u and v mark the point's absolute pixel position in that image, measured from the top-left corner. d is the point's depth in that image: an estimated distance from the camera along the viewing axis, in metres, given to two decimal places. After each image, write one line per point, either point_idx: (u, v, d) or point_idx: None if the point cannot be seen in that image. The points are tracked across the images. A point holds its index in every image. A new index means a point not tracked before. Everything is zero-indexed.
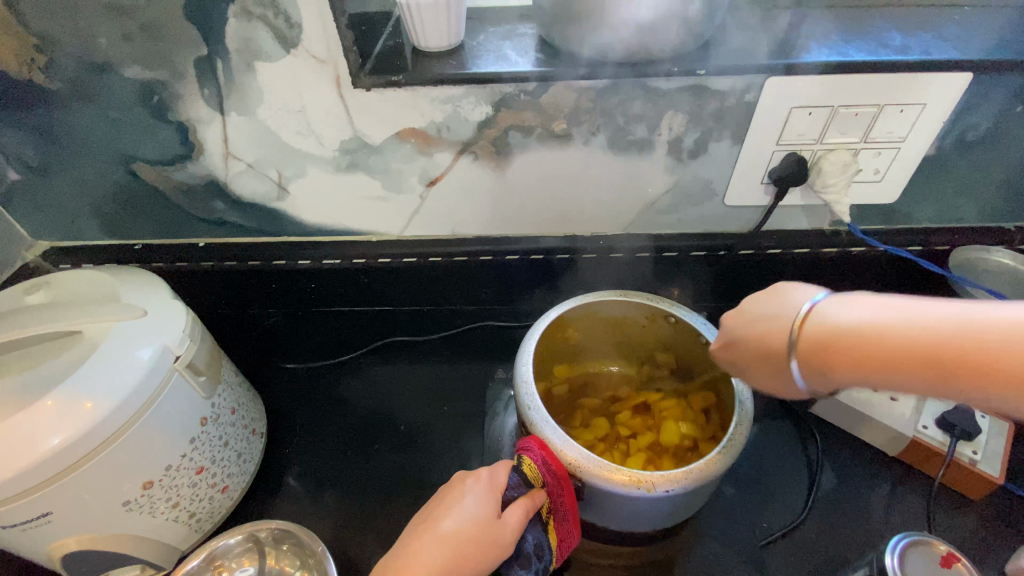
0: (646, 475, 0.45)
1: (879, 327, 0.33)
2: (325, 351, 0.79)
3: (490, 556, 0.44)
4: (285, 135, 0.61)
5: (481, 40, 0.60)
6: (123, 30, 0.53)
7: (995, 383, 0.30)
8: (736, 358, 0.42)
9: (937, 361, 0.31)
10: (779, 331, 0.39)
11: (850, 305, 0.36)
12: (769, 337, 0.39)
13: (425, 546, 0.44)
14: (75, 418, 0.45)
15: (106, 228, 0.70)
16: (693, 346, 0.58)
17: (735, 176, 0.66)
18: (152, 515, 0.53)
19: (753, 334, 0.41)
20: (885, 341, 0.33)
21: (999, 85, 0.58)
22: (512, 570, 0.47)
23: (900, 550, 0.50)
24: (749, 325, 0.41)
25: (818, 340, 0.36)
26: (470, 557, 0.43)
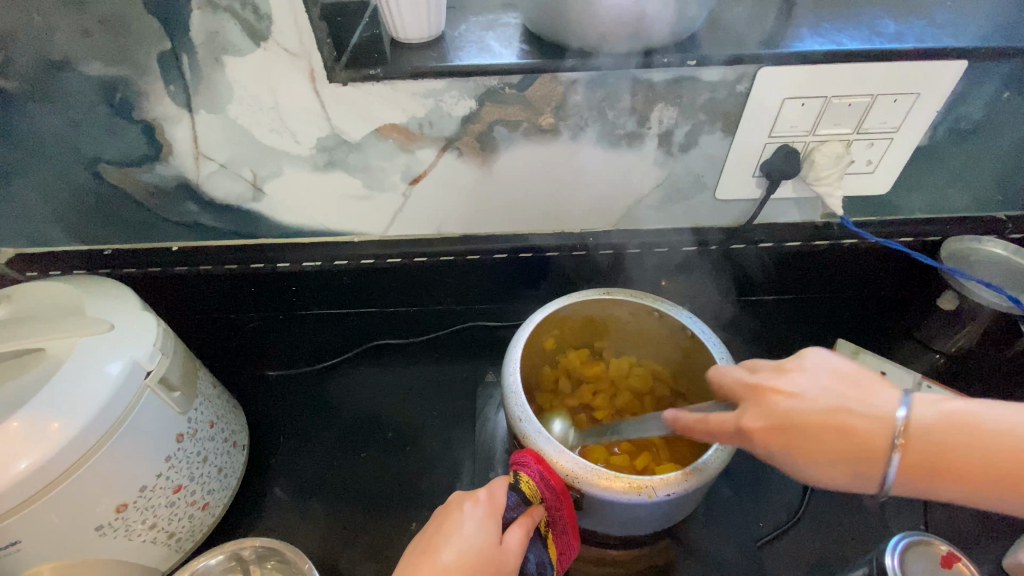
0: (646, 481, 0.44)
1: (953, 444, 0.35)
2: (306, 356, 0.77)
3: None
4: (259, 133, 0.58)
5: (462, 31, 0.57)
6: (79, 23, 0.50)
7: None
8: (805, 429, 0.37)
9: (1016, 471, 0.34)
10: (870, 433, 0.37)
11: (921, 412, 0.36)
12: (853, 426, 0.37)
13: None
14: (39, 441, 0.42)
15: (72, 233, 0.67)
16: (681, 343, 0.57)
17: (727, 170, 0.64)
18: (128, 537, 0.51)
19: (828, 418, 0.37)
20: (982, 454, 0.35)
21: (992, 73, 0.57)
22: None
23: (900, 550, 0.49)
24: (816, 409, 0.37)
25: (929, 439, 0.36)
26: None
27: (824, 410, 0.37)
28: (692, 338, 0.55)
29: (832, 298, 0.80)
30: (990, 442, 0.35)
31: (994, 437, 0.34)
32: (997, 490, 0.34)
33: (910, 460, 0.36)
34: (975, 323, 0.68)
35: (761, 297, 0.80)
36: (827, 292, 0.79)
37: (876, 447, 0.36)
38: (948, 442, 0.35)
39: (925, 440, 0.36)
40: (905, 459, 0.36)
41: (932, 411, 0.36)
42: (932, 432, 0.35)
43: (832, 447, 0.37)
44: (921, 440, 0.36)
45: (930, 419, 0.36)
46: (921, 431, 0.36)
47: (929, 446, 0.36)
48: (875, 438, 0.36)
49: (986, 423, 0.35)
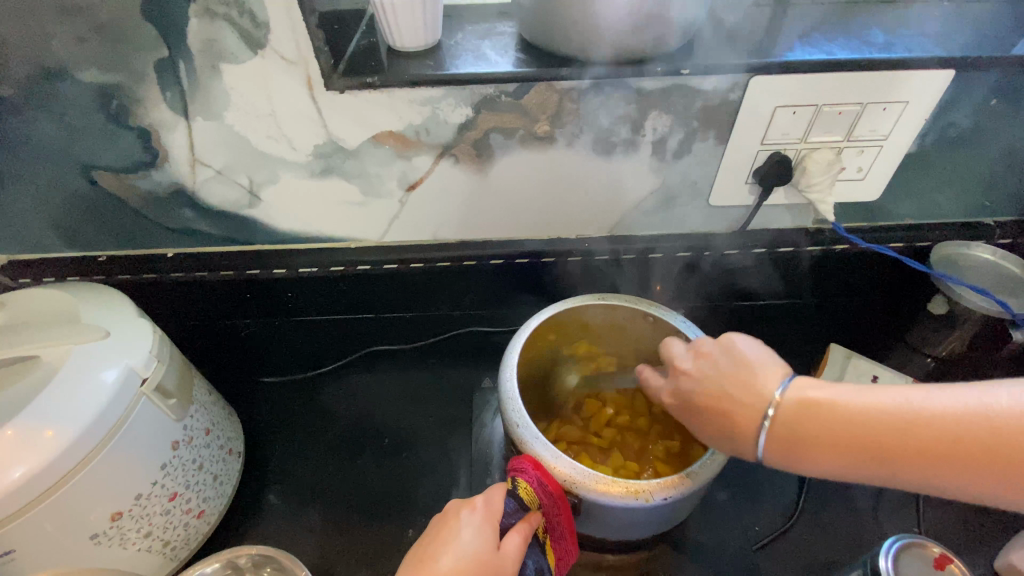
0: (643, 485, 0.44)
1: (857, 417, 0.37)
2: (302, 363, 0.77)
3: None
4: (256, 140, 0.59)
5: (459, 39, 0.58)
6: (76, 30, 0.50)
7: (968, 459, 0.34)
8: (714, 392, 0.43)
9: (907, 442, 0.35)
10: (746, 410, 0.41)
11: (825, 391, 0.39)
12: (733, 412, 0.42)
13: None
14: (34, 450, 0.42)
15: (66, 240, 0.66)
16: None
17: (720, 177, 0.65)
18: (123, 546, 0.50)
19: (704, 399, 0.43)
20: (844, 428, 0.37)
21: (979, 81, 0.58)
22: None
23: (894, 553, 0.49)
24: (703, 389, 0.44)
25: (796, 418, 0.39)
26: None
27: (737, 392, 0.42)
28: None
29: (824, 303, 0.81)
30: (852, 418, 0.37)
31: (851, 414, 0.37)
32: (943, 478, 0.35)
33: (782, 434, 0.39)
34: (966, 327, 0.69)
35: (755, 302, 0.81)
36: (820, 298, 0.80)
37: (748, 428, 0.41)
38: (813, 423, 0.38)
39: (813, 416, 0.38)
40: (771, 435, 0.40)
41: (820, 400, 0.39)
42: (794, 414, 0.39)
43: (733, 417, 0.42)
44: (785, 413, 0.39)
45: (794, 405, 0.39)
46: (789, 413, 0.39)
47: (804, 422, 0.39)
48: (749, 412, 0.41)
49: (862, 403, 0.37)
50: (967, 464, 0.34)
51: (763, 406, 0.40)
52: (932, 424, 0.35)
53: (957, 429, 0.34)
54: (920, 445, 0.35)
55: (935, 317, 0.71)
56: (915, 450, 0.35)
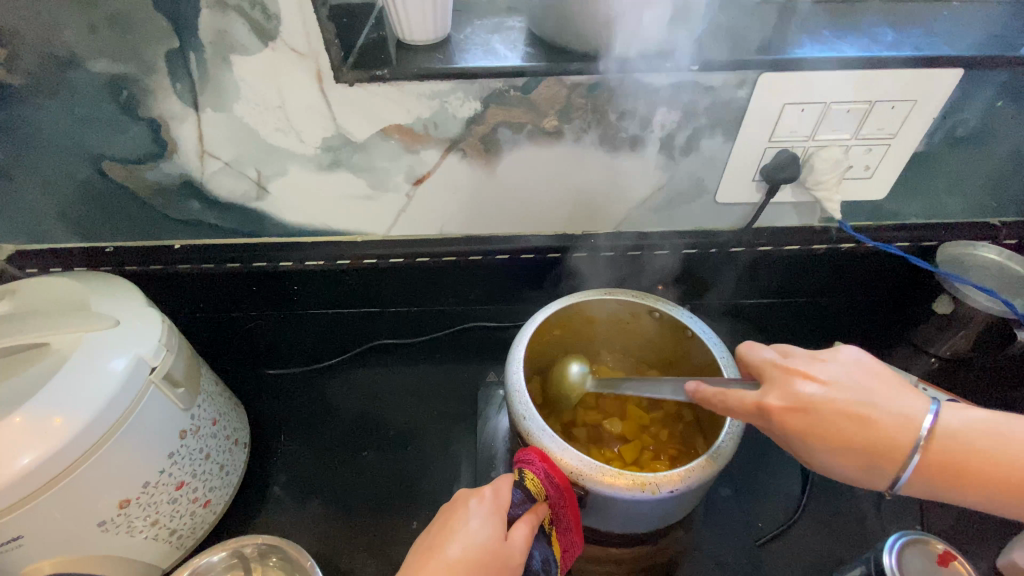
0: (650, 478, 0.44)
1: (1004, 462, 0.38)
2: (306, 356, 0.77)
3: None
4: (265, 132, 0.59)
5: (468, 33, 0.58)
6: (88, 20, 0.50)
7: None
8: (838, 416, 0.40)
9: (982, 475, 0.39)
10: (899, 440, 0.39)
11: (973, 431, 0.39)
12: (881, 438, 0.39)
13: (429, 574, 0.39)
14: (44, 437, 0.42)
15: (74, 230, 0.66)
16: (683, 344, 0.57)
17: (727, 174, 0.65)
18: (130, 534, 0.51)
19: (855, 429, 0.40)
20: (945, 457, 0.39)
21: (987, 81, 0.58)
22: None
23: (897, 549, 0.49)
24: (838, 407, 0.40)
25: (951, 455, 0.39)
26: None
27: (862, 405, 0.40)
28: (692, 338, 0.55)
29: (829, 302, 0.81)
30: (1011, 464, 0.38)
31: (970, 451, 0.39)
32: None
33: (928, 464, 0.39)
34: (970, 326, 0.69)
35: (760, 300, 0.81)
36: (824, 296, 0.80)
37: (887, 448, 0.40)
38: (937, 452, 0.39)
39: (974, 454, 0.39)
40: (924, 461, 0.39)
41: (971, 440, 0.39)
42: (952, 445, 0.39)
43: (880, 444, 0.39)
44: (939, 449, 0.39)
45: (952, 440, 0.39)
46: (938, 449, 0.39)
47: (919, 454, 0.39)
48: (899, 440, 0.39)
49: (997, 442, 0.39)
50: None
51: (921, 433, 0.39)
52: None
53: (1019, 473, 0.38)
54: None
55: (939, 317, 0.71)
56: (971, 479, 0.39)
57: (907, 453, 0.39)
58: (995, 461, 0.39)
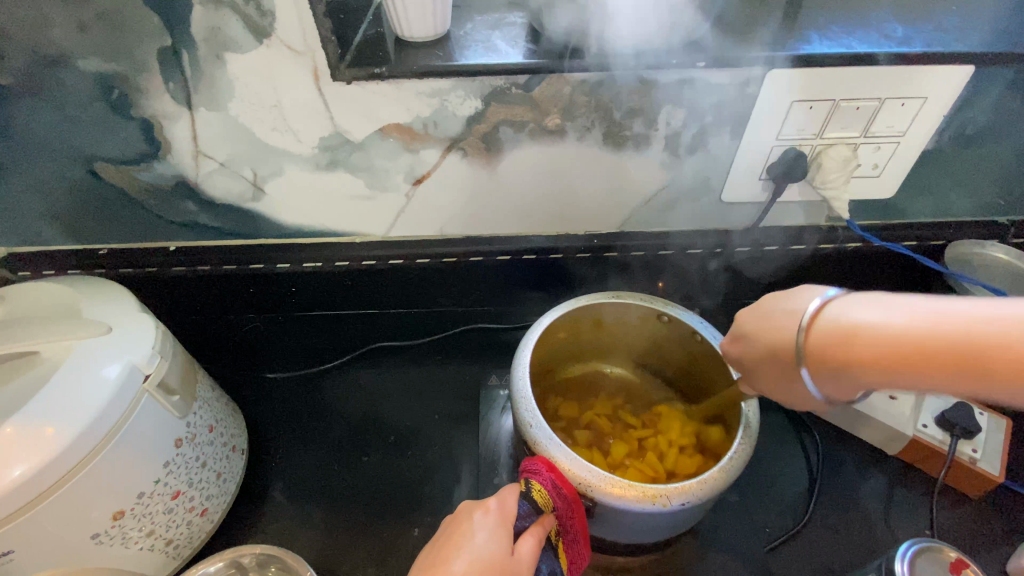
0: (660, 490, 0.43)
1: (889, 335, 0.36)
2: (305, 359, 0.76)
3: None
4: (260, 132, 0.57)
5: (468, 30, 0.56)
6: (77, 18, 0.49)
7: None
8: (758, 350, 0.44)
9: (947, 353, 0.34)
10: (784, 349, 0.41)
11: (858, 314, 0.38)
12: (777, 351, 0.42)
13: None
14: (33, 449, 0.41)
15: (66, 232, 0.65)
16: (690, 348, 0.56)
17: (733, 173, 0.64)
18: (125, 545, 0.49)
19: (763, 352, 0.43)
20: (863, 345, 0.37)
21: (1000, 78, 0.57)
22: None
23: (909, 557, 0.48)
24: (755, 345, 0.44)
25: (830, 345, 0.38)
26: None
27: (774, 326, 0.42)
28: (701, 343, 0.53)
29: None
30: (885, 338, 0.36)
31: (871, 331, 0.37)
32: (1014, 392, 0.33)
33: (816, 359, 0.39)
34: None
35: None
36: None
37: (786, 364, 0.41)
38: (846, 339, 0.38)
39: (854, 335, 0.37)
40: (811, 364, 0.40)
41: (859, 319, 0.38)
42: (823, 336, 0.39)
43: (779, 355, 0.42)
44: (817, 339, 0.39)
45: (825, 327, 0.39)
46: (811, 344, 0.39)
47: (836, 348, 0.38)
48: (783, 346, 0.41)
49: (896, 320, 0.36)
50: None
51: (796, 330, 0.40)
52: (948, 330, 0.34)
53: (995, 337, 0.33)
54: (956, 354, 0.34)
55: None
56: (957, 360, 0.34)
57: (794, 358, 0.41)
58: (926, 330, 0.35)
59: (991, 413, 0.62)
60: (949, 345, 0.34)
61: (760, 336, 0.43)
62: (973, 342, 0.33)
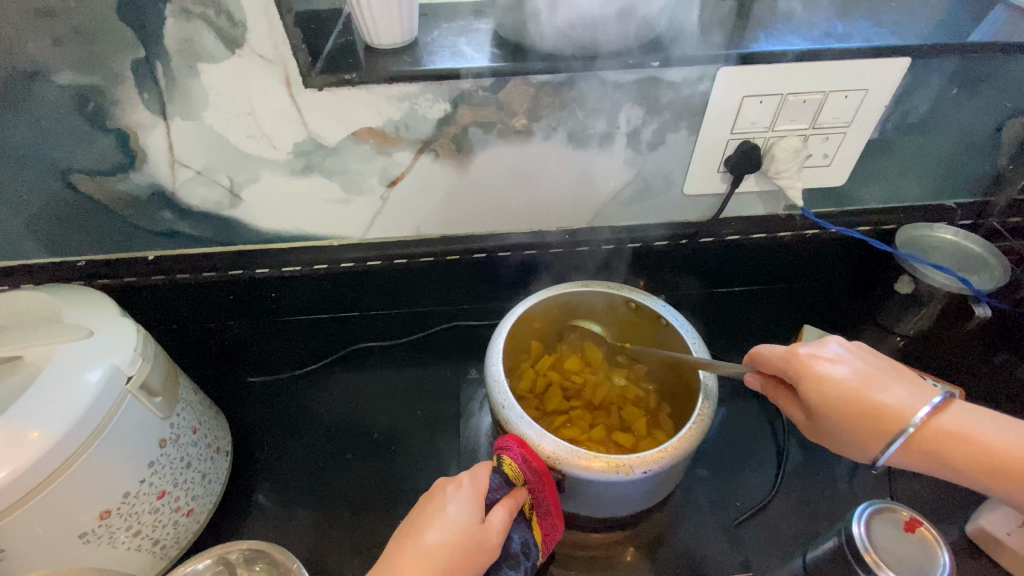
0: (624, 459, 0.45)
1: (978, 446, 0.43)
2: (288, 362, 0.77)
3: (482, 560, 0.43)
4: (235, 139, 0.59)
5: (435, 36, 0.59)
6: (51, 33, 0.50)
7: None
8: (841, 399, 0.44)
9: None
10: (891, 423, 0.44)
11: (956, 421, 0.44)
12: (882, 419, 0.44)
13: (409, 561, 0.41)
14: (18, 451, 0.42)
15: (44, 245, 0.66)
16: (655, 332, 0.58)
17: (693, 166, 0.67)
18: (112, 545, 0.50)
19: (857, 411, 0.44)
20: (984, 450, 0.43)
21: (934, 69, 0.61)
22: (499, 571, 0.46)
23: (864, 518, 0.51)
24: (848, 399, 0.44)
25: (929, 440, 0.43)
26: (458, 566, 0.42)
27: (872, 393, 0.44)
28: (667, 327, 0.56)
29: (798, 288, 0.84)
30: (975, 443, 0.43)
31: (985, 444, 0.43)
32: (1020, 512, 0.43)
33: (916, 439, 0.44)
34: (933, 304, 0.71)
35: (732, 288, 0.83)
36: (794, 282, 0.83)
37: (883, 429, 0.44)
38: (961, 441, 0.43)
39: (951, 439, 0.43)
40: (908, 441, 0.44)
41: (953, 427, 0.43)
42: (928, 430, 0.43)
43: (880, 425, 0.44)
44: (927, 432, 0.43)
45: (937, 425, 0.43)
46: (920, 433, 0.43)
47: (953, 445, 0.43)
48: (894, 420, 0.44)
49: (987, 435, 0.43)
50: None
51: (914, 416, 0.44)
52: (1020, 456, 0.42)
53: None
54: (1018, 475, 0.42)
55: (902, 296, 0.73)
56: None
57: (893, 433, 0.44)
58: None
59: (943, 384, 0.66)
60: (1015, 464, 0.42)
61: (847, 391, 0.45)
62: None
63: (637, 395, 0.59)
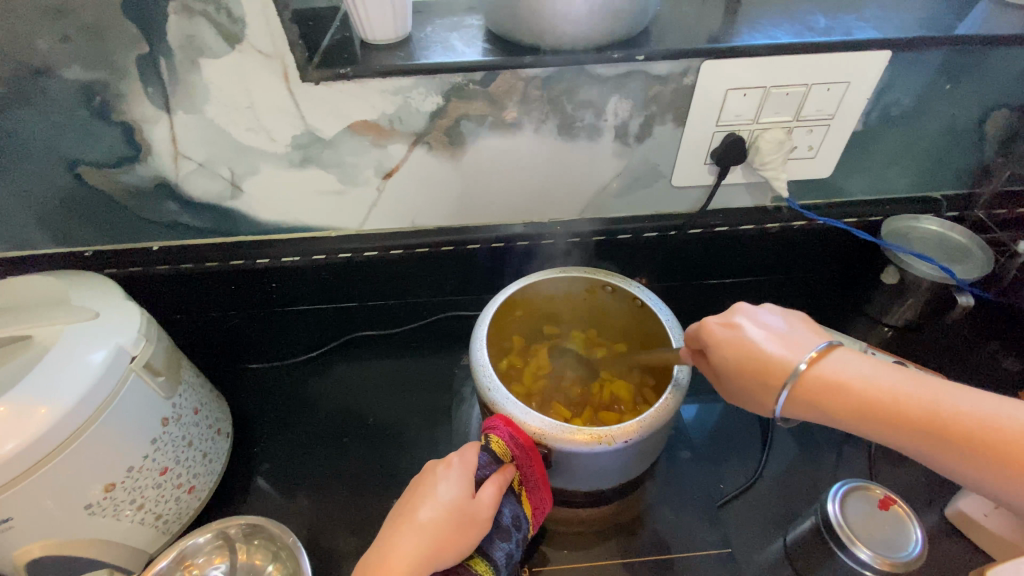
0: (605, 431, 0.48)
1: (881, 395, 0.40)
2: (287, 351, 0.79)
3: (472, 534, 0.45)
4: (236, 132, 0.61)
5: (428, 32, 0.61)
6: (59, 29, 0.52)
7: (1000, 461, 0.37)
8: (740, 352, 0.45)
9: (960, 433, 0.38)
10: (775, 369, 0.44)
11: (853, 371, 0.42)
12: (766, 369, 0.44)
13: (404, 538, 0.43)
14: (28, 423, 0.44)
15: (53, 235, 0.68)
16: (633, 314, 0.61)
17: (681, 159, 0.69)
18: (117, 518, 0.52)
19: (750, 360, 0.45)
20: (869, 400, 0.41)
21: (916, 62, 0.62)
22: (493, 545, 0.48)
23: (839, 496, 0.54)
24: (742, 350, 0.45)
25: (821, 386, 0.42)
26: (450, 540, 0.44)
27: (767, 343, 0.45)
28: (642, 307, 0.58)
29: (789, 281, 0.85)
30: (871, 392, 0.41)
31: (895, 392, 0.40)
32: (975, 474, 0.38)
33: (804, 386, 0.42)
34: (918, 293, 0.73)
35: (723, 280, 0.85)
36: (784, 275, 0.85)
37: (769, 377, 0.44)
38: (853, 390, 0.41)
39: (849, 386, 0.41)
40: (795, 388, 0.43)
41: (845, 375, 0.42)
42: (821, 375, 0.42)
43: (765, 373, 0.44)
44: (809, 377, 0.42)
45: (824, 370, 0.42)
46: (803, 381, 0.42)
47: (849, 396, 0.41)
48: (777, 366, 0.43)
49: (896, 385, 0.41)
50: (1004, 464, 0.37)
51: (797, 361, 0.43)
52: (942, 406, 0.39)
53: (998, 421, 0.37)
54: (942, 426, 0.39)
55: (889, 286, 0.75)
56: (950, 435, 0.38)
57: (779, 380, 0.43)
58: (894, 394, 0.40)
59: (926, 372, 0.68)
60: (944, 413, 0.39)
61: (749, 345, 0.45)
62: (960, 417, 0.38)
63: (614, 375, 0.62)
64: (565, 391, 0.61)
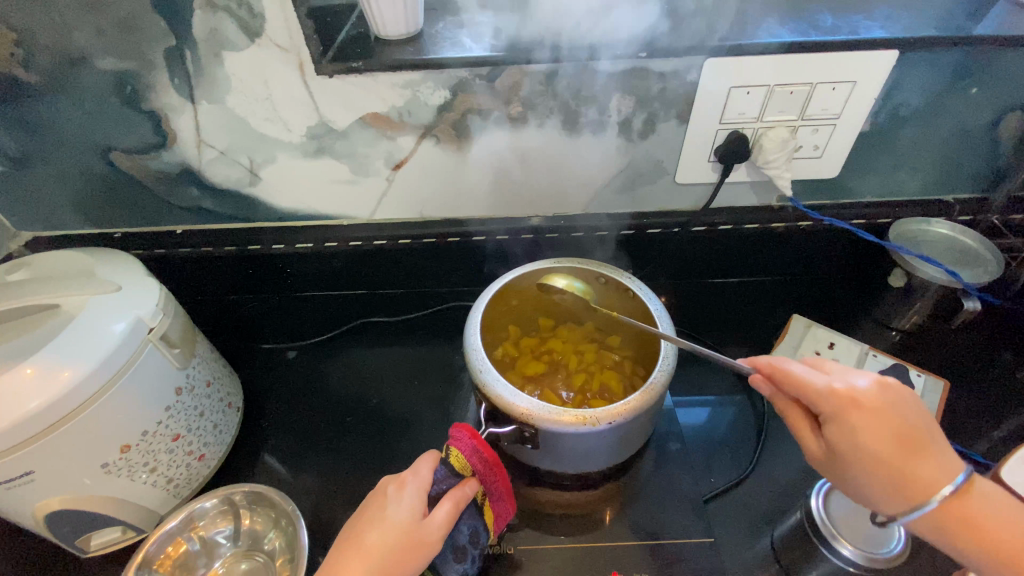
0: (590, 413, 0.50)
1: (988, 522, 0.43)
2: (298, 334, 0.83)
3: (421, 555, 0.47)
4: (254, 122, 0.65)
5: (439, 28, 0.63)
6: (96, 23, 0.56)
7: None
8: (876, 455, 0.43)
9: None
10: (914, 486, 0.43)
11: (975, 496, 0.44)
12: (907, 482, 0.43)
13: (353, 561, 0.46)
14: (53, 383, 0.48)
15: (86, 216, 0.73)
16: (622, 305, 0.63)
17: (685, 156, 0.69)
18: (131, 478, 0.56)
19: (887, 469, 0.43)
20: (979, 526, 0.43)
21: (926, 62, 0.61)
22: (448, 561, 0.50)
23: (823, 492, 0.55)
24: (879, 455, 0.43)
25: (950, 509, 0.43)
26: (396, 563, 0.46)
27: (909, 451, 0.43)
28: (633, 298, 0.61)
29: (796, 282, 0.85)
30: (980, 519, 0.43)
31: (999, 524, 0.43)
32: None
33: (935, 508, 0.43)
34: (926, 296, 0.73)
35: (728, 279, 0.85)
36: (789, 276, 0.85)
37: (903, 486, 0.43)
38: (966, 515, 0.43)
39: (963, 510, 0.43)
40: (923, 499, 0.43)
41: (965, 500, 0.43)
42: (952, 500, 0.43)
43: (905, 486, 0.43)
44: (945, 504, 0.43)
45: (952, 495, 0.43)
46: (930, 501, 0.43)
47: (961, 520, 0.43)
48: (919, 485, 0.43)
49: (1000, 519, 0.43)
50: None
51: (942, 486, 0.43)
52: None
53: None
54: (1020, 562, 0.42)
55: (897, 290, 0.75)
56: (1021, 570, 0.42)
57: (913, 497, 0.43)
58: (996, 525, 0.43)
59: (928, 376, 0.67)
60: None
61: (886, 449, 0.43)
62: None
63: (606, 362, 0.63)
64: (557, 375, 0.62)
